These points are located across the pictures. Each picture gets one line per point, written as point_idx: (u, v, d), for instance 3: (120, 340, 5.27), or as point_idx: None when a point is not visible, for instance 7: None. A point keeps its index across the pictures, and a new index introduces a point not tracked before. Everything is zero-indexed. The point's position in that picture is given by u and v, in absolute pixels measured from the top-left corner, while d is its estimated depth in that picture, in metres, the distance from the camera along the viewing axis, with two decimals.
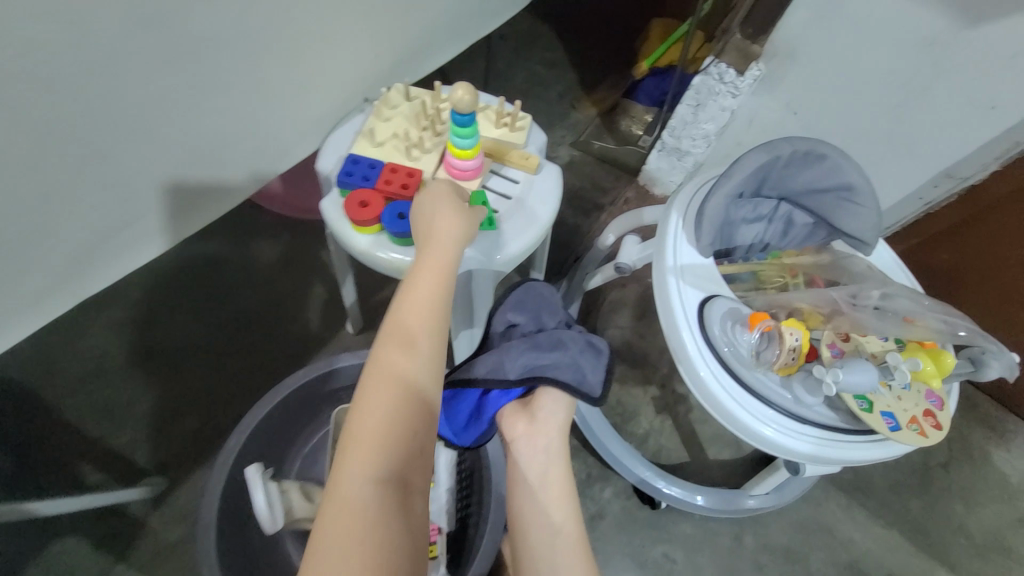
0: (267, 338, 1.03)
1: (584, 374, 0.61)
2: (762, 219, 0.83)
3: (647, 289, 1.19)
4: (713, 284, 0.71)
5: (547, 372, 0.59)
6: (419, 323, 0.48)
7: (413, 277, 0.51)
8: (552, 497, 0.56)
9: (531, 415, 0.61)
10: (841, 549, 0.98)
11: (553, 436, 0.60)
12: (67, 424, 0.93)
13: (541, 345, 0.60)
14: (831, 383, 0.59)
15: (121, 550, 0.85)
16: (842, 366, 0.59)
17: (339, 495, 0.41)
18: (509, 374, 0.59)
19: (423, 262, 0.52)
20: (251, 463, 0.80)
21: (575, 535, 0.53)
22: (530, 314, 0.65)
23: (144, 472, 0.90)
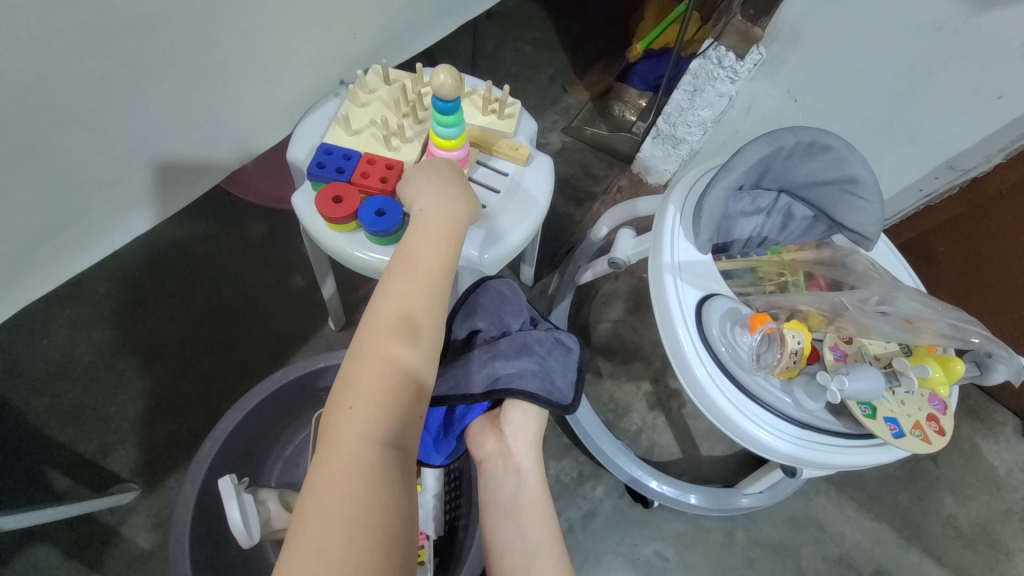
0: (245, 334, 0.98)
1: (554, 382, 0.56)
2: (761, 211, 0.80)
3: (639, 281, 1.16)
4: (714, 283, 0.68)
5: (513, 384, 0.54)
6: (417, 284, 0.44)
7: (416, 234, 0.48)
8: (528, 516, 0.51)
9: (500, 431, 0.57)
10: (832, 543, 0.98)
11: (528, 452, 0.56)
12: (31, 427, 0.88)
13: (506, 353, 0.56)
14: (836, 391, 0.57)
15: (93, 559, 0.81)
16: (847, 373, 0.57)
17: (330, 463, 0.36)
18: (474, 388, 0.54)
19: (426, 220, 0.49)
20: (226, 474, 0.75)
21: (556, 555, 0.48)
22: (492, 317, 0.60)
23: (116, 478, 0.86)
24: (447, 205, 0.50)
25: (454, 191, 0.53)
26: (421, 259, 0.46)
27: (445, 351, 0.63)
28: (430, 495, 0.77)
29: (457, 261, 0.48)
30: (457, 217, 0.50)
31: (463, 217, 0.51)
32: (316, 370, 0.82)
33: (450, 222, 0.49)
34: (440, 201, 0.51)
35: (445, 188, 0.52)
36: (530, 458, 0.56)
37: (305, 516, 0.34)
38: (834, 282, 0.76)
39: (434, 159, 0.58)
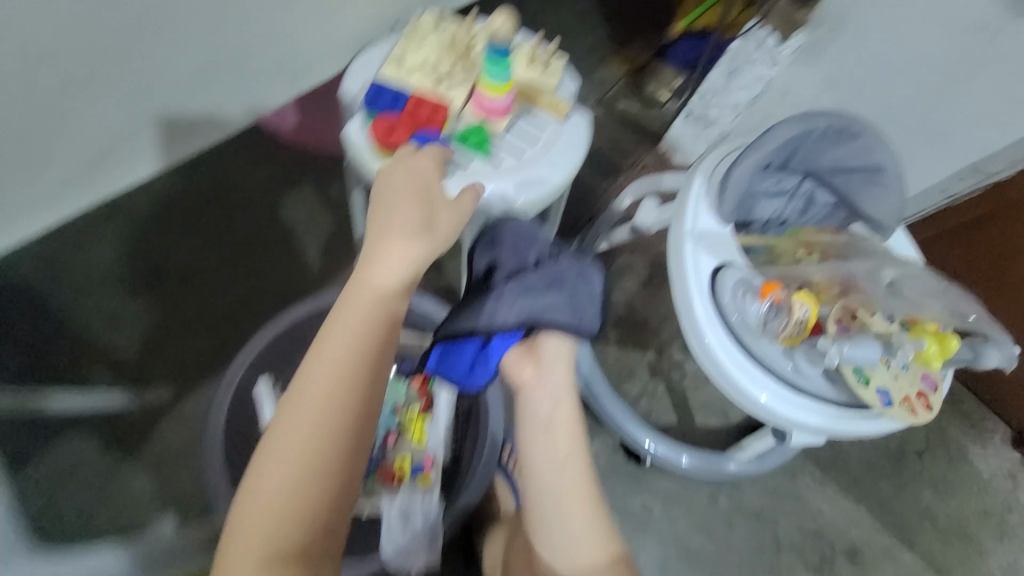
0: (276, 264, 1.03)
1: (582, 313, 0.59)
2: (784, 194, 0.84)
3: (656, 256, 1.20)
4: (729, 251, 0.71)
5: (545, 315, 0.58)
6: (318, 396, 0.46)
7: (329, 330, 0.48)
8: (558, 435, 0.56)
9: (536, 360, 0.59)
10: (810, 517, 1.04)
11: (561, 379, 0.58)
12: (75, 327, 0.95)
13: (536, 287, 0.59)
14: (835, 355, 0.62)
15: (128, 451, 0.88)
16: (848, 340, 0.61)
17: (234, 557, 0.45)
18: (507, 321, 0.58)
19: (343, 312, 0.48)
20: (259, 378, 0.81)
21: (580, 466, 0.56)
22: (509, 251, 0.62)
23: (150, 382, 0.92)
24: (364, 292, 0.48)
25: (388, 255, 0.49)
26: (328, 363, 0.47)
27: (468, 287, 0.66)
28: (440, 426, 0.84)
29: (370, 356, 0.48)
30: (378, 306, 0.48)
31: (386, 302, 0.49)
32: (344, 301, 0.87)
33: (369, 310, 0.48)
34: (360, 283, 0.48)
35: (375, 260, 0.49)
36: (555, 391, 0.58)
37: (220, 574, 0.46)
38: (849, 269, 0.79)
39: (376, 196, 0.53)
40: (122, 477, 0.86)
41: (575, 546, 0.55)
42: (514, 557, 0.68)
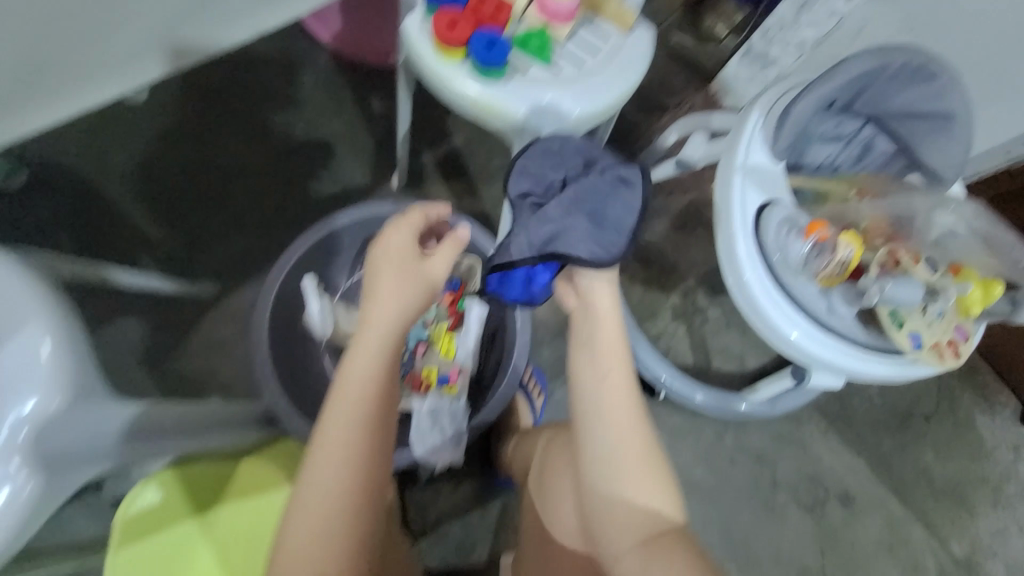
0: (314, 174, 1.05)
1: (605, 240, 0.55)
2: (840, 138, 0.81)
3: (691, 201, 1.18)
4: (776, 188, 0.70)
5: (564, 244, 0.54)
6: (340, 440, 0.50)
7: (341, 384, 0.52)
8: (602, 353, 0.56)
9: (575, 289, 0.58)
10: (809, 463, 1.08)
11: (607, 300, 0.56)
12: (125, 218, 0.99)
13: (557, 215, 0.56)
14: (876, 293, 0.64)
15: (178, 337, 0.94)
16: (892, 280, 0.64)
17: None
18: (527, 253, 0.55)
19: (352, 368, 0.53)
20: (307, 275, 0.87)
21: (627, 386, 0.55)
22: (532, 176, 0.59)
23: (196, 275, 0.97)
24: (374, 349, 0.53)
25: (398, 304, 0.55)
26: (345, 411, 0.51)
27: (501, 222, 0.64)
28: (469, 336, 0.87)
29: (381, 398, 0.52)
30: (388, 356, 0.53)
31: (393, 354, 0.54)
32: (383, 213, 0.89)
33: (381, 362, 0.53)
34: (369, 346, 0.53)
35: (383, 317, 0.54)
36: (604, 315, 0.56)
37: None
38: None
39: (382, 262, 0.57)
40: (173, 360, 0.92)
41: (628, 476, 0.54)
42: (554, 463, 0.66)
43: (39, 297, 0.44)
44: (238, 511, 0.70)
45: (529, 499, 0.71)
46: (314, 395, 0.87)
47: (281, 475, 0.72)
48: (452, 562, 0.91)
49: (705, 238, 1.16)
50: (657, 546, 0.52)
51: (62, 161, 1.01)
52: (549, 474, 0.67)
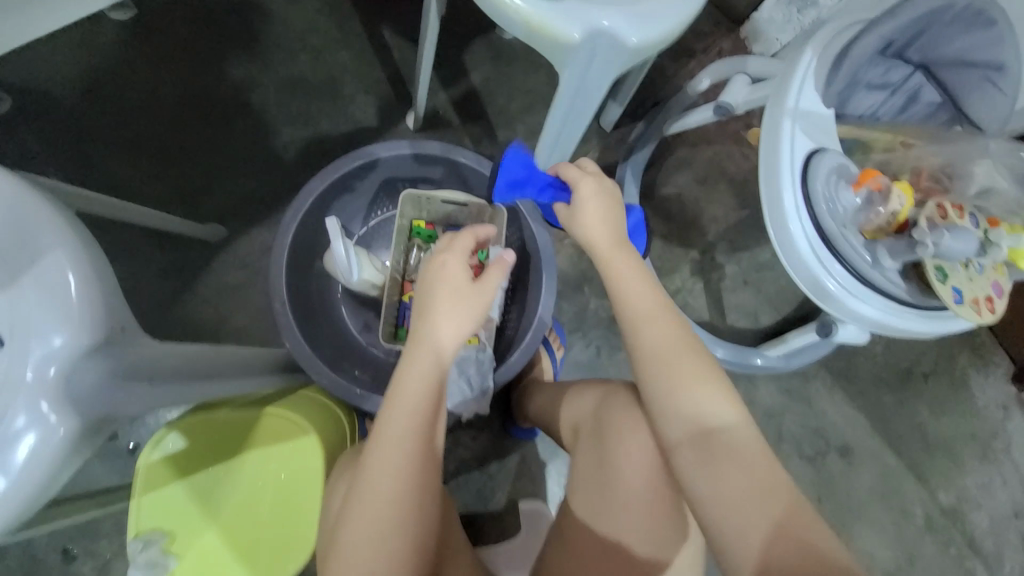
0: (323, 111, 0.98)
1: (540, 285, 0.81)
2: (886, 87, 0.76)
3: (714, 154, 1.14)
4: (824, 135, 0.67)
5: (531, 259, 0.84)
6: (402, 435, 0.54)
7: (398, 384, 0.56)
8: (629, 276, 0.62)
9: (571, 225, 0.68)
10: (814, 417, 1.12)
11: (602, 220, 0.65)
12: (121, 155, 0.93)
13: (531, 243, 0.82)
14: (930, 245, 0.60)
15: (184, 284, 0.89)
16: (948, 230, 0.60)
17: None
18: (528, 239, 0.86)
19: (408, 370, 0.56)
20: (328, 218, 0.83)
21: (666, 313, 0.61)
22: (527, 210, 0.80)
23: (203, 218, 0.92)
24: (429, 357, 0.56)
25: (455, 309, 0.59)
26: (405, 408, 0.55)
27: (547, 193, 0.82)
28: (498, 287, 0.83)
29: (436, 398, 0.56)
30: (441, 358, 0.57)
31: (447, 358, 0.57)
32: (404, 154, 0.83)
33: (436, 366, 0.56)
34: (425, 352, 0.57)
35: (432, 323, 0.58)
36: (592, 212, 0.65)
37: None
38: (944, 192, 0.70)
39: (430, 278, 0.61)
40: (180, 307, 0.88)
41: (686, 388, 0.56)
42: (617, 421, 0.65)
43: (62, 225, 0.40)
44: (264, 458, 0.69)
45: (581, 457, 0.67)
46: (332, 344, 0.84)
47: (306, 421, 0.70)
48: (472, 507, 0.93)
49: (727, 193, 1.13)
50: (736, 456, 0.53)
51: (49, 91, 0.93)
52: (610, 431, 0.65)
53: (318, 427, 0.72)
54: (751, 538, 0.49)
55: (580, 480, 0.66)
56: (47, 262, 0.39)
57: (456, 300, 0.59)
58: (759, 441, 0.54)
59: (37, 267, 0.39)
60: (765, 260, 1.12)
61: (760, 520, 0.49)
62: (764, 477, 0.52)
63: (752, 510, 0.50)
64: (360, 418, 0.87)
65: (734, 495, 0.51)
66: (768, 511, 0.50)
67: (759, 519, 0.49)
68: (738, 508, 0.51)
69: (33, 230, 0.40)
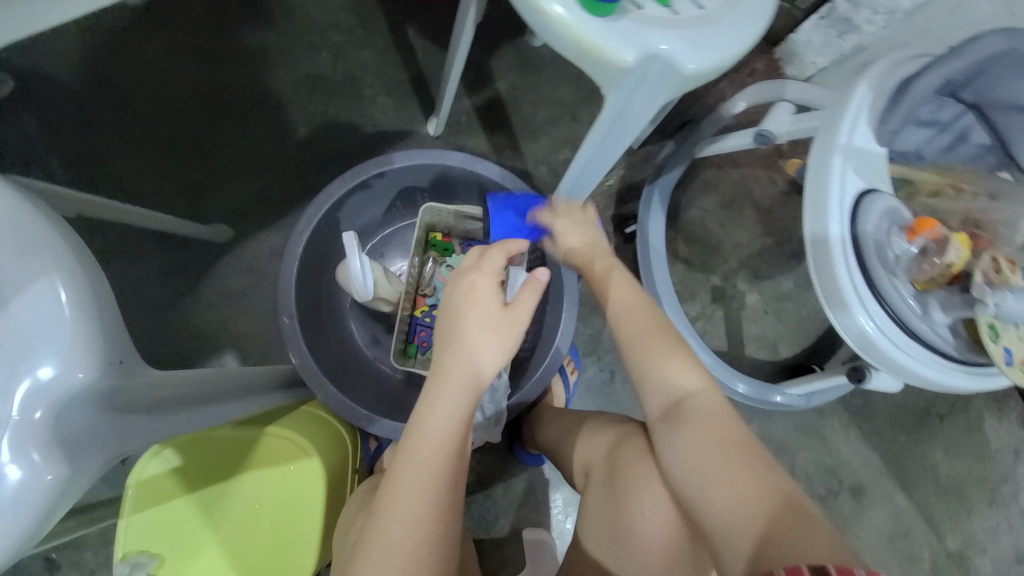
0: (339, 110, 0.93)
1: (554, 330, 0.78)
2: (935, 125, 0.70)
3: (741, 177, 1.11)
4: (876, 176, 0.64)
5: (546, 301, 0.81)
6: (429, 470, 0.50)
7: (423, 412, 0.53)
8: (621, 285, 0.61)
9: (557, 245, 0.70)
10: (827, 454, 1.10)
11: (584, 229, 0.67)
12: (127, 146, 0.89)
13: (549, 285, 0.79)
14: (991, 305, 0.58)
15: (187, 286, 0.85)
16: (1010, 290, 0.58)
17: None
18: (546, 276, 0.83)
19: (433, 397, 0.53)
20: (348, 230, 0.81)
21: (657, 324, 0.58)
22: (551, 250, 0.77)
23: (210, 217, 0.88)
24: (462, 388, 0.53)
25: (494, 338, 0.55)
26: (432, 439, 0.51)
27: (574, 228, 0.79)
28: None
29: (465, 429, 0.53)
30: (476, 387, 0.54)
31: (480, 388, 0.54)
32: (427, 165, 0.79)
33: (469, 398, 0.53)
34: (459, 385, 0.53)
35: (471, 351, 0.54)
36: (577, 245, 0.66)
37: None
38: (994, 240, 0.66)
39: (463, 301, 0.55)
40: (182, 310, 0.84)
41: (658, 376, 0.56)
42: (628, 463, 0.60)
43: (61, 246, 0.36)
44: (263, 481, 0.65)
45: (595, 498, 0.63)
46: (339, 359, 0.80)
47: (308, 443, 0.66)
48: (474, 534, 0.90)
49: (752, 219, 1.09)
50: (709, 424, 0.51)
51: (54, 75, 0.89)
52: (623, 473, 0.60)
53: (321, 449, 0.67)
54: (747, 513, 0.46)
55: (595, 524, 0.61)
56: (39, 289, 0.35)
57: (487, 327, 0.54)
58: (724, 411, 0.53)
59: (29, 292, 0.35)
60: (788, 290, 1.08)
61: (758, 495, 0.46)
62: (737, 437, 0.50)
63: (739, 482, 0.47)
64: (366, 437, 0.83)
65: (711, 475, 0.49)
66: (754, 481, 0.47)
67: (748, 489, 0.47)
68: (721, 480, 0.48)
69: (27, 250, 0.36)
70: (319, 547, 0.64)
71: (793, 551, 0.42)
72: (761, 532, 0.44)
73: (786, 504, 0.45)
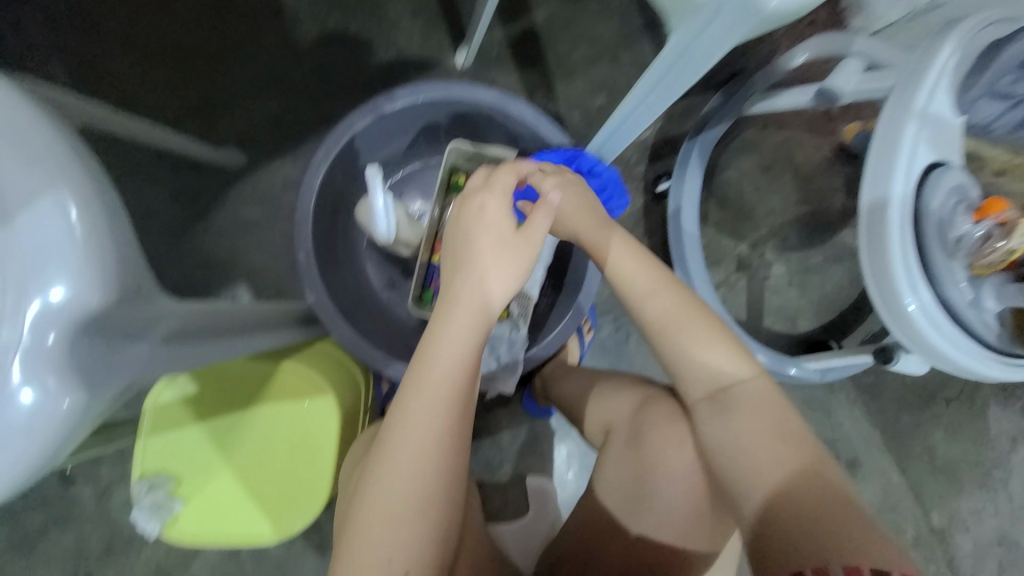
0: (360, 30, 0.85)
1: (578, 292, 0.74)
2: (1009, 99, 0.64)
3: (784, 139, 1.04)
4: (947, 147, 0.59)
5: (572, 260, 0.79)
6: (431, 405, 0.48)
7: (427, 345, 0.50)
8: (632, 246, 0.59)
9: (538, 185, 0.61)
10: (829, 427, 1.12)
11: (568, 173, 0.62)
12: (131, 55, 0.82)
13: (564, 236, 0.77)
14: None
15: (198, 213, 0.82)
16: None
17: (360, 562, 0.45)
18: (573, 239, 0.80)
19: (440, 331, 0.50)
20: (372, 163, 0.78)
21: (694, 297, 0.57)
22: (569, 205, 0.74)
23: (222, 139, 0.83)
24: (468, 322, 0.50)
25: (502, 266, 0.52)
26: (436, 374, 0.49)
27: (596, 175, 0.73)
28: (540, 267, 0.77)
29: (472, 365, 0.50)
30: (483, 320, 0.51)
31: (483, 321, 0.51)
32: (453, 99, 0.73)
33: (475, 330, 0.50)
34: (461, 317, 0.50)
35: (473, 280, 0.51)
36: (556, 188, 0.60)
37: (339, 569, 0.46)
38: None
39: (468, 229, 0.53)
40: (192, 238, 0.82)
41: (702, 352, 0.55)
42: (656, 428, 0.60)
43: (68, 158, 0.33)
44: (277, 415, 0.65)
45: (613, 457, 0.62)
46: (355, 298, 0.79)
47: (323, 381, 0.65)
48: (479, 477, 0.92)
49: (790, 184, 1.03)
50: (758, 409, 0.52)
51: None
52: (648, 436, 0.60)
53: (336, 387, 0.67)
54: (784, 495, 0.47)
55: (613, 481, 0.61)
56: (46, 204, 0.32)
57: (500, 253, 0.52)
58: (772, 397, 0.53)
59: (36, 207, 0.32)
60: (816, 263, 1.04)
61: (802, 479, 0.47)
62: (782, 420, 0.51)
63: (785, 461, 0.48)
64: (377, 379, 0.83)
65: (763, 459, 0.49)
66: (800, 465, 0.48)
67: (789, 472, 0.48)
68: (768, 462, 0.49)
69: (31, 160, 0.32)
70: (332, 477, 0.65)
71: (832, 545, 0.43)
72: (796, 510, 0.46)
73: (823, 486, 0.47)
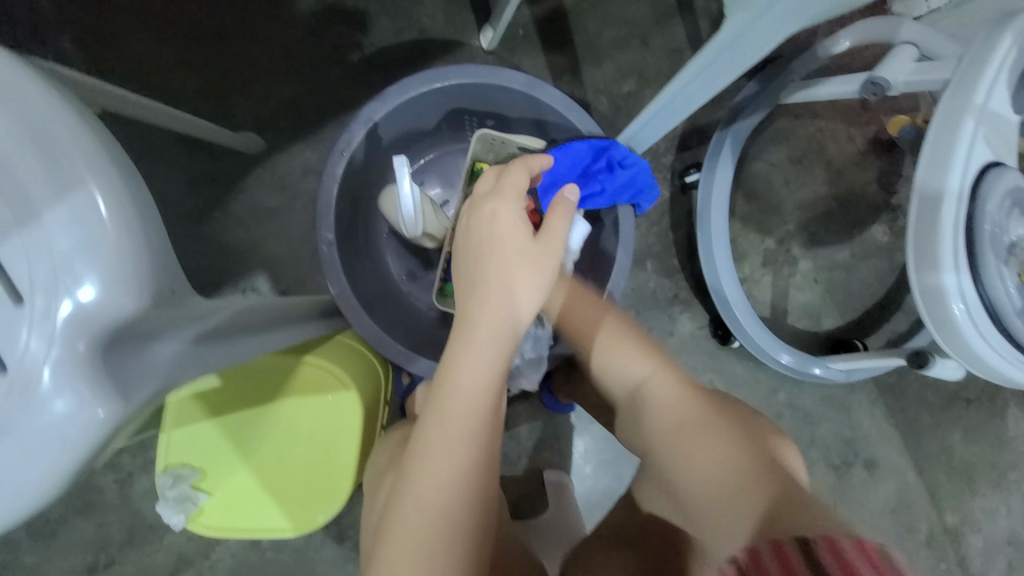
0: (381, 9, 0.81)
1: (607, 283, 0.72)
2: None
3: (817, 131, 1.00)
4: (1004, 147, 0.56)
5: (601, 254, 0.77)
6: (456, 419, 0.47)
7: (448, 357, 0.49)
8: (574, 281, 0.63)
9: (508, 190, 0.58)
10: (848, 427, 1.10)
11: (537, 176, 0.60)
12: (143, 33, 0.79)
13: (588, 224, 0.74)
14: None
15: (215, 200, 0.80)
16: None
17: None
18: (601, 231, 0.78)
19: (458, 342, 0.49)
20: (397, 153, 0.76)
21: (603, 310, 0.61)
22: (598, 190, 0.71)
23: (238, 123, 0.80)
24: (490, 331, 0.48)
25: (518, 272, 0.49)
26: (460, 386, 0.47)
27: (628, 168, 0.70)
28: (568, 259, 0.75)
29: (496, 374, 0.48)
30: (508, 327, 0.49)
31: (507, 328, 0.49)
32: (480, 86, 0.70)
33: (499, 339, 0.48)
34: (480, 329, 0.48)
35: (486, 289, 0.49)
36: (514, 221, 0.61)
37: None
38: None
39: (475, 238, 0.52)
40: (211, 226, 0.80)
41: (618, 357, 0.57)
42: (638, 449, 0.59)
43: (98, 153, 0.31)
44: (299, 410, 0.64)
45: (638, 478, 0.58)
46: (376, 291, 0.77)
47: (346, 375, 0.64)
48: None
49: (821, 178, 1.00)
50: (670, 405, 0.53)
51: None
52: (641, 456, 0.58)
53: (359, 382, 0.65)
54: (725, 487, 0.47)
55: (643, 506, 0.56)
56: (78, 202, 0.30)
57: (518, 256, 0.50)
58: (678, 386, 0.54)
59: (67, 204, 0.30)
60: (845, 260, 1.01)
61: (730, 467, 0.47)
62: (694, 411, 0.52)
63: (712, 450, 0.49)
64: (397, 371, 0.82)
65: (702, 456, 0.49)
66: (728, 455, 0.48)
67: (728, 463, 0.48)
68: (698, 451, 0.49)
69: (62, 154, 0.30)
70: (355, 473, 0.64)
71: (783, 524, 0.42)
72: (742, 503, 0.45)
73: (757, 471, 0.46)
